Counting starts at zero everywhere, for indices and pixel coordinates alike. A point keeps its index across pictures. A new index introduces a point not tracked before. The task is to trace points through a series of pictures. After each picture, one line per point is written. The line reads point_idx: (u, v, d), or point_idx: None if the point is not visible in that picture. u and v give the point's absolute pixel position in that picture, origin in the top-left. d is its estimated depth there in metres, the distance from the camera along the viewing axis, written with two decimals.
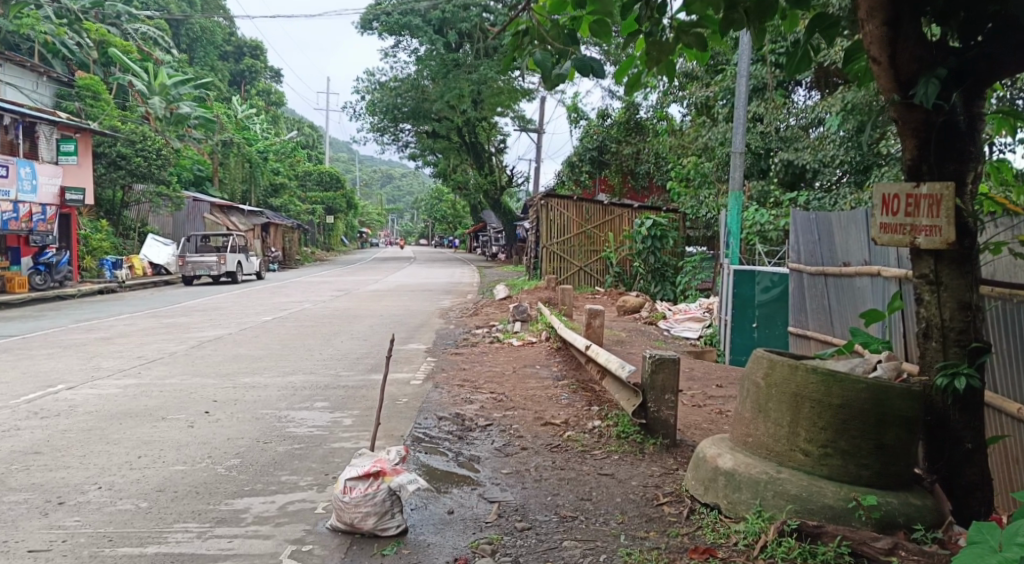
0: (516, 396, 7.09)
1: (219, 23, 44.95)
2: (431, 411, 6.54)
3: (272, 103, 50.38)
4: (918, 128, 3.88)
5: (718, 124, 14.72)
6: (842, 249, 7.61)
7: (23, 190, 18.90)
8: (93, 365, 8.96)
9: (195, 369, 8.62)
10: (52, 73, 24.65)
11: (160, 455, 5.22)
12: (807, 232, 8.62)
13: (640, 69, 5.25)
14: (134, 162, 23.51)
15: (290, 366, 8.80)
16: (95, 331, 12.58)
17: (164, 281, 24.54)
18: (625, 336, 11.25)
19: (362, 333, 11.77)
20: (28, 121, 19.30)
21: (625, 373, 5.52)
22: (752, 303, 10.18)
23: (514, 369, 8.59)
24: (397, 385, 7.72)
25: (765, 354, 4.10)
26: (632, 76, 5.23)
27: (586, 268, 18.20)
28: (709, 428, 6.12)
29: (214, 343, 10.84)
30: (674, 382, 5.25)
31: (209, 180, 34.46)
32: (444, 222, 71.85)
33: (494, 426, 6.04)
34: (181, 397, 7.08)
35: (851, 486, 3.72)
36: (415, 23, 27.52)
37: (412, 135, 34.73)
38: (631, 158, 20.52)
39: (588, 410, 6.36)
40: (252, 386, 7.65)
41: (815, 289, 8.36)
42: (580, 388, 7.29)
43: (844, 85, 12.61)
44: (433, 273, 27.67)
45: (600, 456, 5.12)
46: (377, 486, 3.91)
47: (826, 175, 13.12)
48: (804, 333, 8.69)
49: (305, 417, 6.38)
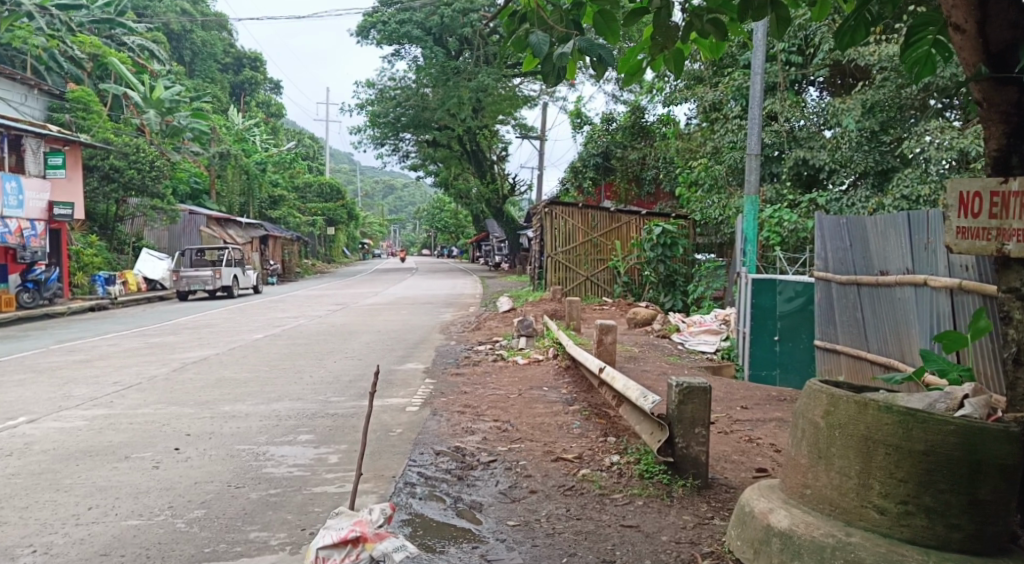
0: (522, 425, 6.38)
1: (218, 35, 44.47)
2: (428, 445, 5.84)
3: (270, 114, 49.91)
4: (1010, 110, 3.48)
5: (729, 123, 13.99)
6: (879, 257, 7.04)
7: (9, 206, 18.25)
8: (64, 392, 8.27)
9: (173, 396, 7.93)
10: (44, 85, 24.01)
11: (114, 506, 4.53)
12: (834, 239, 8.00)
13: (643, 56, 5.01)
14: (127, 175, 22.91)
15: (276, 392, 8.11)
16: (76, 354, 11.86)
17: (158, 297, 23.82)
18: (638, 351, 10.56)
19: (357, 352, 11.08)
20: (14, 133, 18.71)
21: (648, 403, 4.81)
22: (773, 314, 9.51)
23: (519, 391, 7.89)
24: (392, 413, 7.03)
25: (821, 386, 3.41)
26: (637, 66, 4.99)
27: (593, 278, 17.55)
28: (741, 462, 5.47)
29: (198, 365, 10.13)
30: (706, 414, 4.57)
31: (207, 193, 33.81)
32: (446, 231, 71.28)
33: (499, 463, 5.33)
34: (152, 430, 6.39)
35: (939, 554, 3.01)
36: (413, 32, 26.79)
37: (412, 144, 34.13)
38: (637, 164, 19.90)
39: (604, 442, 5.67)
40: (232, 415, 6.94)
41: (846, 299, 7.76)
42: (593, 416, 6.59)
43: (865, 85, 12.12)
44: (434, 285, 26.97)
45: (621, 501, 4.43)
46: (356, 555, 3.21)
47: (843, 175, 12.41)
48: (834, 348, 8.06)
49: (285, 454, 5.68)
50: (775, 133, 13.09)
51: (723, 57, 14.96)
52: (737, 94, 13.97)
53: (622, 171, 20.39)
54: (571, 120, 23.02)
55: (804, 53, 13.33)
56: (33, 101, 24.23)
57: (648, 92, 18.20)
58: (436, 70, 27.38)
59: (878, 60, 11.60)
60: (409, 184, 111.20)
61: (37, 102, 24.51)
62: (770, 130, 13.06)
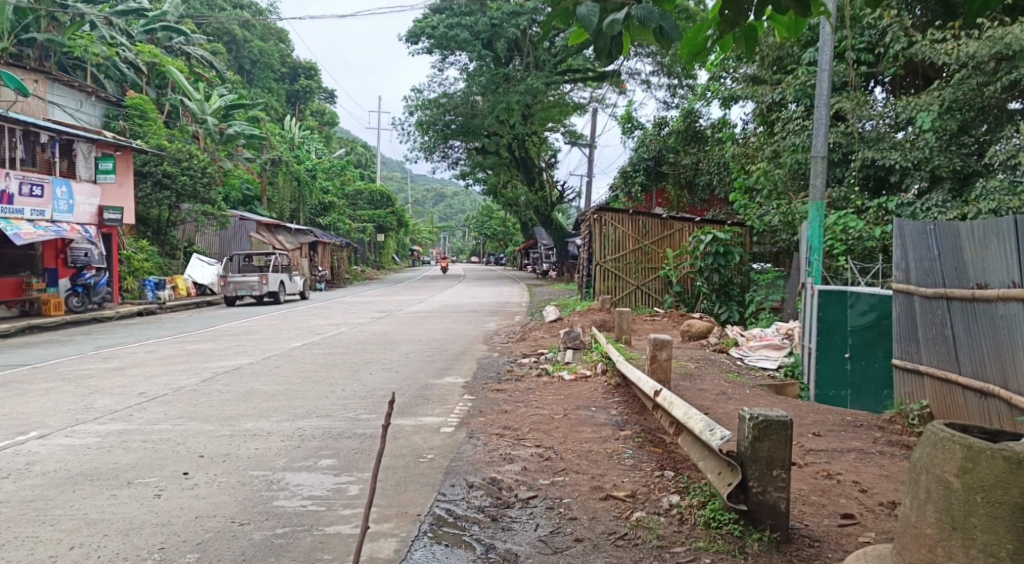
0: (567, 453, 5.69)
1: (275, 45, 44.70)
2: (460, 476, 5.21)
3: (324, 123, 50.10)
4: None
5: (792, 124, 13.13)
6: (976, 269, 6.41)
7: (59, 210, 18.30)
8: (85, 404, 7.82)
9: (196, 411, 7.41)
10: (100, 92, 24.12)
11: (99, 546, 4.06)
12: (917, 246, 7.24)
13: (711, 35, 4.33)
14: (179, 181, 22.81)
15: (305, 407, 7.54)
16: (110, 361, 11.50)
17: (207, 302, 23.71)
18: (694, 367, 9.77)
19: (394, 364, 10.49)
20: (65, 138, 18.64)
21: (717, 439, 4.10)
22: (843, 328, 8.69)
23: (564, 411, 7.18)
24: (425, 434, 6.41)
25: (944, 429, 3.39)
26: (701, 44, 4.34)
27: (644, 287, 16.76)
28: (822, 505, 4.81)
29: (228, 376, 9.63)
30: (785, 454, 3.92)
31: (257, 200, 33.88)
32: (496, 238, 70.82)
33: (540, 501, 4.68)
34: (165, 450, 5.86)
35: None
36: (463, 36, 25.82)
37: (461, 151, 33.75)
38: (690, 169, 19.00)
39: (662, 477, 4.98)
40: (252, 435, 6.40)
41: (930, 315, 7.04)
42: (648, 443, 5.88)
43: (941, 82, 11.22)
44: (480, 293, 26.38)
45: (683, 558, 3.85)
46: None
47: (915, 178, 11.51)
48: (915, 370, 7.33)
49: (301, 481, 5.10)
50: (842, 134, 12.17)
51: (785, 54, 14.04)
52: (801, 92, 13.08)
53: (674, 177, 19.54)
54: (622, 125, 22.25)
55: (874, 51, 12.33)
56: (90, 108, 24.37)
57: (705, 94, 17.41)
58: (487, 78, 26.80)
59: (956, 58, 10.42)
60: (459, 192, 111.20)
61: (93, 109, 24.64)
62: (837, 131, 12.14)
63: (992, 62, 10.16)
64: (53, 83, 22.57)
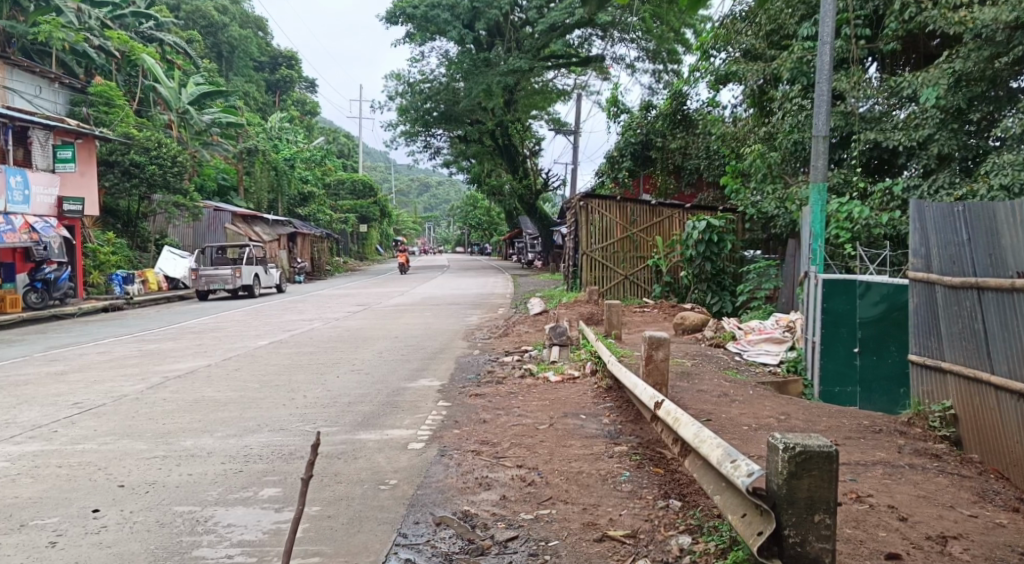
0: (554, 476, 4.84)
1: (253, 33, 43.41)
2: (426, 509, 4.36)
3: (305, 112, 48.84)
4: None
5: (788, 104, 12.13)
6: (1014, 255, 5.62)
7: (13, 201, 17.10)
8: (8, 417, 6.91)
9: (131, 425, 6.51)
10: (64, 78, 22.96)
11: None
12: (943, 229, 6.40)
13: None
14: (148, 171, 21.57)
15: (257, 419, 6.65)
16: (54, 365, 10.54)
17: (180, 296, 22.67)
18: (691, 364, 8.94)
19: (366, 365, 9.59)
20: (18, 125, 17.57)
21: (746, 476, 3.30)
22: (851, 320, 7.80)
23: (550, 421, 6.29)
24: (390, 452, 5.55)
25: None
26: None
27: (632, 277, 15.93)
28: (859, 542, 4.03)
29: (179, 382, 8.72)
30: (829, 492, 3.18)
31: (234, 190, 32.49)
32: (480, 229, 69.74)
33: (520, 545, 3.91)
34: (81, 478, 4.99)
35: None
36: (442, 17, 24.51)
37: (444, 140, 32.90)
38: (678, 154, 18.12)
39: (665, 509, 4.17)
40: (190, 455, 5.53)
41: (957, 306, 6.22)
42: (647, 462, 5.05)
43: (949, 52, 10.33)
44: (463, 283, 25.53)
45: None
46: None
47: (920, 159, 10.64)
48: (938, 367, 6.51)
49: (234, 519, 4.25)
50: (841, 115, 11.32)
51: (780, 29, 12.92)
52: (796, 71, 11.98)
53: (661, 163, 18.69)
54: (608, 109, 21.34)
55: (873, 23, 11.45)
56: (53, 95, 23.27)
57: (693, 74, 16.51)
58: (468, 62, 25.80)
59: (968, 27, 9.56)
60: (444, 181, 109.86)
61: (56, 96, 23.45)
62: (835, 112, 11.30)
63: (1005, 30, 9.32)
64: (13, 68, 21.48)
